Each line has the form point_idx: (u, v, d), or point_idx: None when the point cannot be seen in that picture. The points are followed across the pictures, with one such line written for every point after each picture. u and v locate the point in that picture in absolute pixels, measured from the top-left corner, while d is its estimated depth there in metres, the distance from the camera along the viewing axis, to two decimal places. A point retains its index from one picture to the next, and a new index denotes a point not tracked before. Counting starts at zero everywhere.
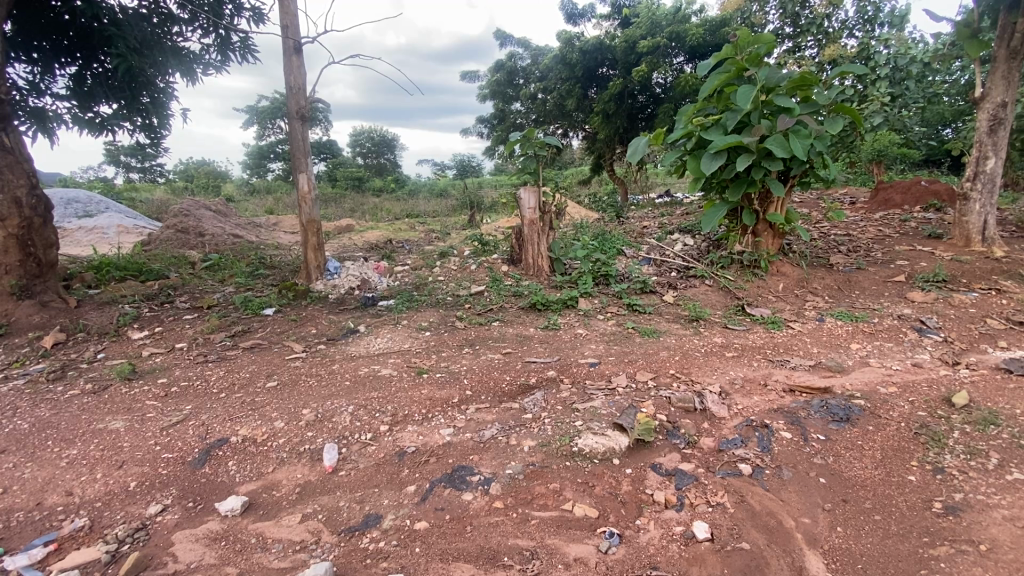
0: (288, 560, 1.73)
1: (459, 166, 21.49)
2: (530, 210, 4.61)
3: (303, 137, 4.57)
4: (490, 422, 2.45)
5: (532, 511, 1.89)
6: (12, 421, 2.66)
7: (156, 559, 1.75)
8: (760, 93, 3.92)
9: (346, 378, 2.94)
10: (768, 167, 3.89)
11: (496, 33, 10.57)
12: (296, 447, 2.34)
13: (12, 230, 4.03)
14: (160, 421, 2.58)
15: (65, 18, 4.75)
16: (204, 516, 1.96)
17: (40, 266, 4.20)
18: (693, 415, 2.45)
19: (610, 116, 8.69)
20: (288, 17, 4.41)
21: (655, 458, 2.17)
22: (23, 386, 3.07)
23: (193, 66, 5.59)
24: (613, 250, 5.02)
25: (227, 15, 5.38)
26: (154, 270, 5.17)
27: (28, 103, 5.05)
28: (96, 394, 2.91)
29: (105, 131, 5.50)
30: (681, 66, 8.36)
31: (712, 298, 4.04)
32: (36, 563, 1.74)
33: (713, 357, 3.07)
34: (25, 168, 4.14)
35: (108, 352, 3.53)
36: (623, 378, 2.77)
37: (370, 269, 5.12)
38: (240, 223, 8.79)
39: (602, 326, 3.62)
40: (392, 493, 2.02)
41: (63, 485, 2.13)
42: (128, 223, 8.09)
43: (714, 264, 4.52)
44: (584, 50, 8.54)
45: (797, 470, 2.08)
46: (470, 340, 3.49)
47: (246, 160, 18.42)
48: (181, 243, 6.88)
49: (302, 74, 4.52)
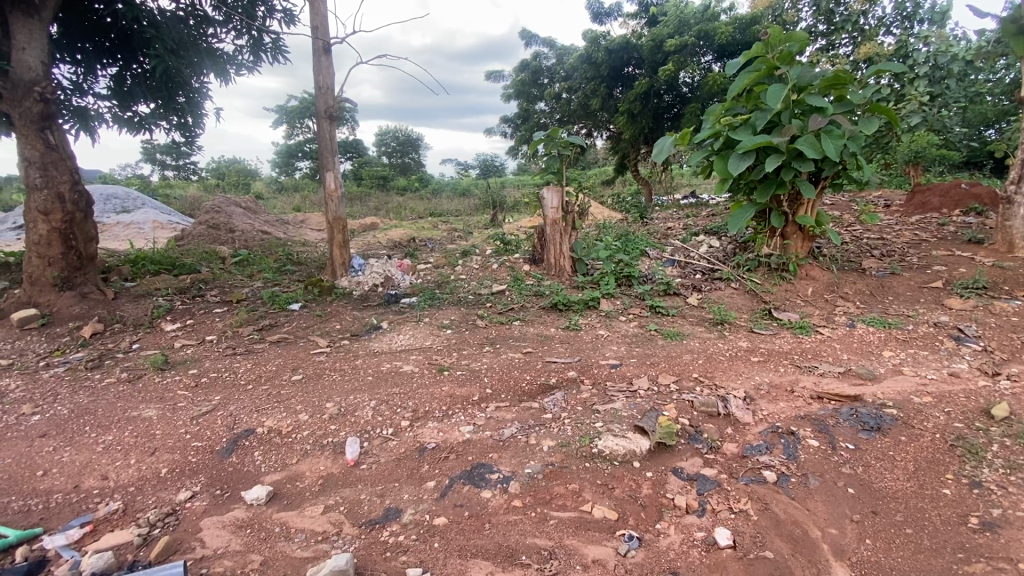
0: (310, 550, 1.77)
1: (482, 166, 21.52)
2: (552, 210, 4.63)
3: (330, 136, 4.66)
4: (509, 421, 2.45)
5: (550, 511, 1.89)
6: (53, 406, 2.79)
7: (185, 543, 1.81)
8: (792, 92, 3.83)
9: (369, 373, 2.99)
10: (798, 168, 3.80)
11: (522, 33, 10.59)
12: (320, 439, 2.38)
13: (55, 224, 4.24)
14: (191, 411, 2.66)
15: (107, 20, 4.95)
16: (230, 505, 2.01)
17: (81, 259, 4.38)
18: (716, 420, 2.42)
19: (635, 115, 8.62)
20: (318, 18, 4.49)
21: (677, 462, 2.13)
22: (63, 373, 3.22)
23: (226, 66, 5.72)
24: (636, 251, 4.97)
25: (260, 16, 5.50)
26: (187, 265, 5.34)
27: (71, 103, 5.30)
28: (131, 383, 3.03)
29: (143, 130, 5.72)
30: (709, 65, 8.22)
31: (739, 301, 3.97)
32: (73, 542, 1.83)
33: (738, 361, 3.01)
34: (69, 165, 4.31)
35: (142, 343, 3.66)
36: (644, 381, 2.74)
37: (393, 266, 5.16)
38: (268, 220, 9.00)
39: (625, 327, 3.59)
40: (412, 488, 2.04)
41: (100, 469, 2.22)
42: (163, 219, 8.36)
43: (740, 266, 4.43)
44: (610, 49, 8.51)
45: (824, 479, 2.03)
46: (491, 338, 3.51)
47: (274, 159, 18.86)
48: (212, 239, 7.07)
49: (330, 74, 4.61)
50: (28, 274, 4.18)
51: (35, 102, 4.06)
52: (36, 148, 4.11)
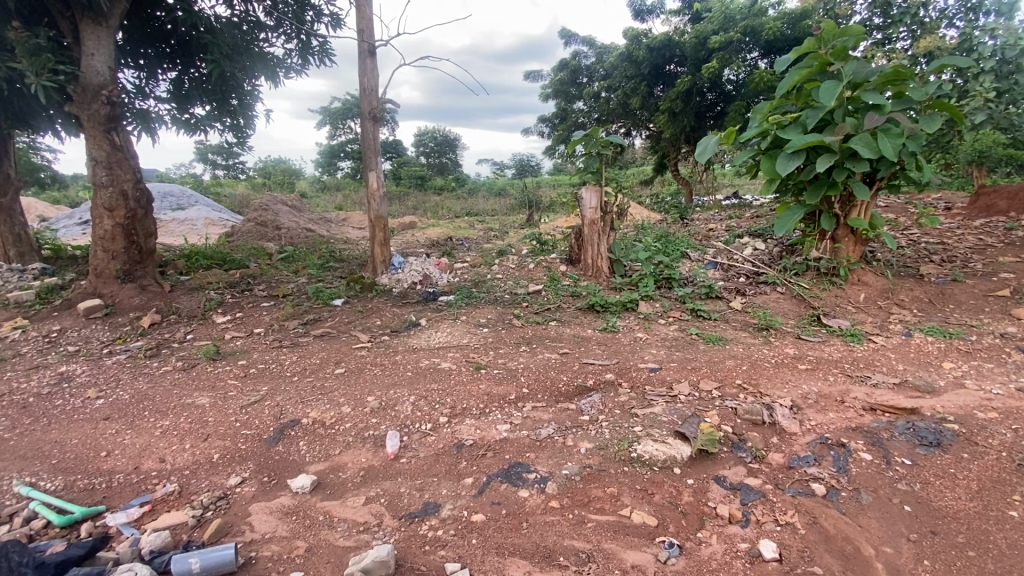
0: (352, 539, 1.81)
1: (518, 166, 21.59)
2: (591, 210, 4.59)
3: (373, 136, 4.77)
4: (546, 421, 2.45)
5: (588, 514, 1.87)
6: (116, 390, 2.97)
7: (235, 527, 1.89)
8: (846, 89, 3.66)
9: (408, 369, 3.05)
10: (851, 168, 3.62)
11: (562, 32, 10.54)
12: (361, 432, 2.44)
13: (119, 219, 4.51)
14: (240, 400, 2.78)
15: (168, 27, 5.23)
16: (277, 491, 2.09)
17: (141, 253, 4.64)
18: (761, 429, 2.34)
19: (676, 113, 8.43)
20: (364, 21, 4.61)
21: (719, 470, 2.08)
22: (125, 360, 3.42)
23: (277, 70, 5.93)
24: (676, 252, 4.88)
25: (309, 20, 5.68)
26: (236, 260, 5.57)
27: (135, 105, 5.64)
28: (186, 371, 3.19)
29: (199, 131, 6.02)
30: (755, 62, 7.97)
31: (785, 306, 3.83)
32: (133, 521, 1.94)
33: (784, 368, 2.90)
34: (131, 165, 4.58)
35: (195, 333, 3.85)
36: (685, 386, 2.68)
37: (431, 264, 5.24)
38: (312, 218, 9.31)
39: (664, 331, 3.52)
40: (450, 484, 2.07)
41: (158, 452, 2.35)
42: (215, 216, 8.78)
43: (787, 270, 4.27)
44: (651, 47, 8.38)
45: (878, 495, 1.93)
46: (528, 338, 3.50)
47: (318, 159, 19.47)
48: (260, 235, 7.36)
49: (375, 75, 4.72)
50: (94, 266, 4.47)
51: (102, 105, 4.33)
52: (103, 148, 4.39)
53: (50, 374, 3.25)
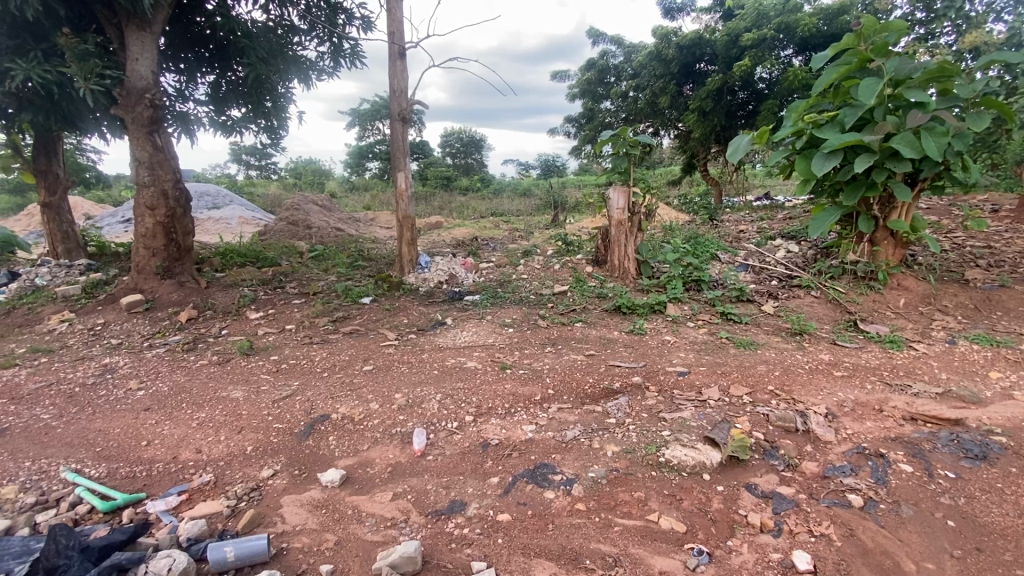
0: (380, 534, 1.84)
1: (544, 166, 21.59)
2: (618, 211, 4.55)
3: (402, 137, 4.83)
4: (572, 422, 2.43)
5: (615, 518, 1.85)
6: (156, 382, 3.09)
7: (268, 518, 1.94)
8: (887, 87, 3.52)
9: (434, 367, 3.07)
10: (892, 169, 3.48)
11: (590, 31, 10.47)
12: (389, 429, 2.47)
13: (160, 218, 4.68)
14: (272, 394, 2.85)
15: (207, 32, 5.41)
16: (308, 485, 2.13)
17: (179, 250, 4.81)
18: (794, 436, 2.27)
19: (706, 113, 8.28)
20: (394, 23, 4.67)
21: (750, 478, 2.03)
22: (164, 354, 3.56)
23: (309, 72, 6.07)
24: (706, 254, 4.79)
25: (340, 23, 5.79)
26: (269, 258, 5.72)
27: (175, 108, 5.87)
28: (221, 365, 3.29)
29: (235, 133, 6.22)
30: (789, 60, 7.77)
31: (820, 310, 3.71)
32: (172, 508, 2.02)
33: (819, 375, 2.81)
34: (171, 165, 4.75)
35: (230, 329, 3.97)
36: (715, 391, 2.62)
37: (458, 264, 5.27)
38: (341, 217, 9.50)
39: (693, 334, 3.45)
40: (476, 482, 2.07)
41: (195, 443, 2.43)
42: (249, 215, 9.04)
43: (822, 274, 4.15)
44: (681, 45, 8.25)
45: (919, 509, 1.85)
46: (553, 339, 3.49)
47: (347, 159, 19.86)
48: (292, 234, 7.54)
49: (404, 77, 4.78)
50: (136, 263, 4.65)
51: (145, 108, 4.51)
52: (146, 149, 4.57)
53: (95, 365, 3.40)
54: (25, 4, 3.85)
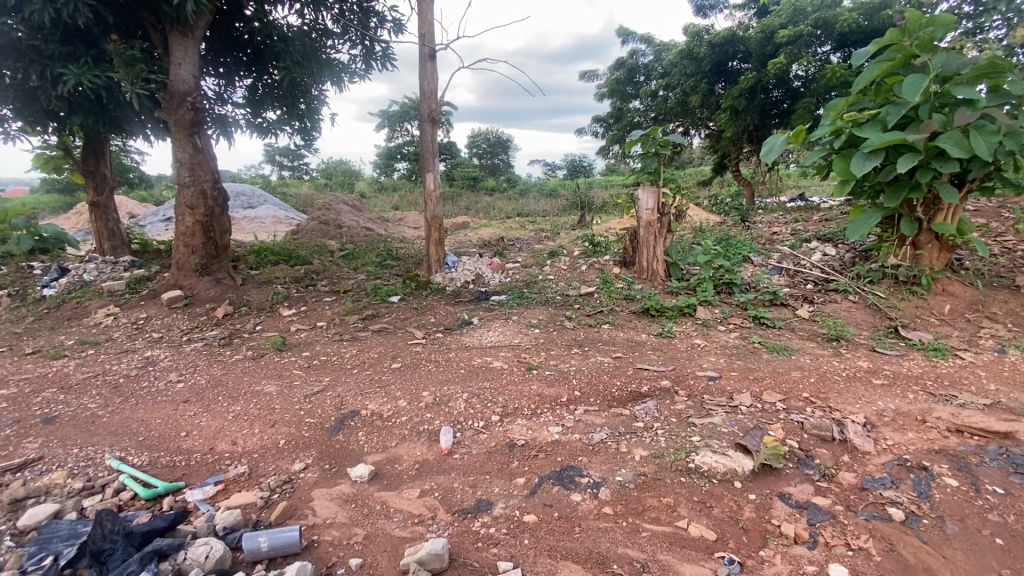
0: (408, 530, 1.87)
1: (571, 166, 21.51)
2: (648, 211, 4.49)
3: (432, 138, 4.88)
4: (599, 425, 2.41)
5: (643, 523, 1.83)
6: (194, 375, 3.21)
7: (300, 510, 1.99)
8: (933, 83, 3.37)
9: (461, 367, 3.09)
10: (938, 169, 3.33)
11: (619, 30, 10.38)
12: (417, 426, 2.50)
13: (199, 217, 4.86)
14: (304, 389, 2.92)
15: (246, 37, 5.57)
16: (337, 479, 2.18)
17: (217, 248, 4.97)
18: (831, 445, 2.20)
19: (739, 112, 8.09)
20: (425, 26, 4.73)
21: (784, 487, 1.97)
22: (202, 348, 3.69)
23: (342, 75, 6.19)
24: (737, 257, 4.69)
25: (372, 26, 5.89)
26: (301, 257, 5.86)
27: (215, 110, 6.07)
28: (256, 360, 3.39)
29: (271, 134, 6.40)
30: (826, 56, 7.53)
31: (858, 316, 3.59)
32: (209, 498, 2.09)
33: (856, 383, 2.71)
34: (210, 166, 4.92)
35: (264, 325, 4.09)
36: (746, 397, 2.56)
37: (484, 264, 5.30)
38: (370, 217, 9.66)
39: (725, 338, 3.38)
40: (503, 482, 2.08)
41: (231, 435, 2.51)
42: (282, 215, 9.28)
43: (861, 278, 4.00)
44: (713, 43, 8.10)
45: (964, 525, 1.76)
46: (580, 340, 3.47)
47: (376, 160, 20.20)
48: (323, 233, 7.71)
49: (434, 79, 4.83)
50: (176, 260, 4.83)
51: (187, 110, 4.69)
52: (187, 151, 4.75)
53: (137, 357, 3.56)
54: (78, 12, 4.04)
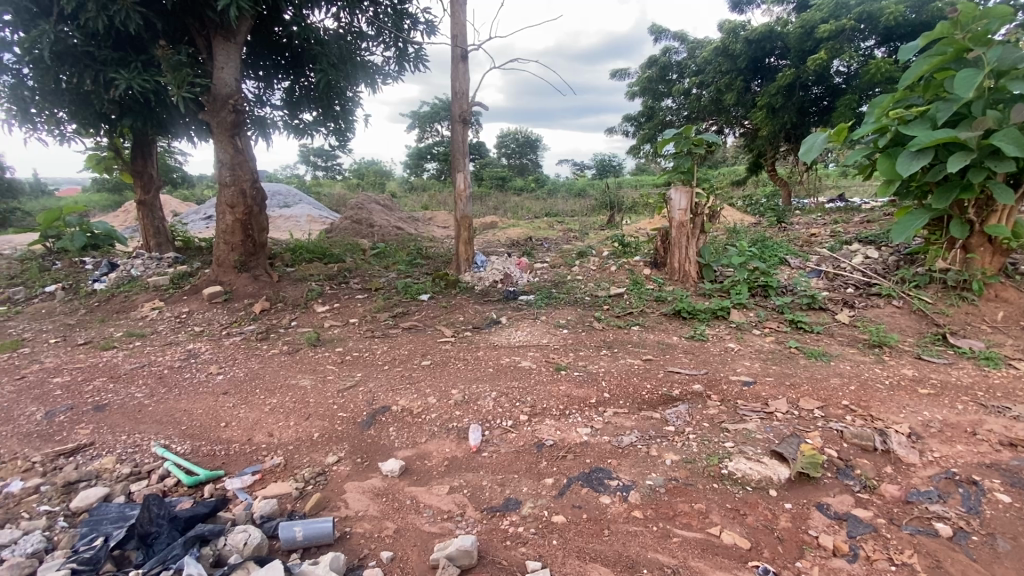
0: (437, 526, 1.89)
1: (599, 166, 21.36)
2: (680, 212, 4.42)
3: (462, 138, 4.92)
4: (629, 428, 2.39)
5: (673, 528, 1.80)
6: (233, 368, 3.33)
7: (332, 501, 2.04)
8: (988, 78, 3.20)
9: (489, 365, 3.11)
10: (993, 168, 3.16)
11: (652, 28, 10.23)
12: (446, 423, 2.53)
13: (239, 215, 5.03)
14: (337, 384, 2.99)
15: (284, 42, 5.74)
16: (368, 473, 2.22)
17: (255, 246, 5.14)
18: (872, 456, 2.12)
19: (776, 110, 7.86)
20: (458, 27, 4.77)
21: (822, 497, 1.91)
22: (241, 342, 3.82)
23: (375, 77, 6.31)
24: (773, 259, 4.56)
25: (406, 28, 5.98)
26: (334, 255, 5.99)
27: (254, 112, 6.28)
28: (291, 355, 3.50)
29: (307, 135, 6.56)
30: (870, 51, 7.25)
31: (902, 322, 3.44)
32: (246, 487, 2.16)
33: (900, 392, 2.60)
34: (250, 166, 5.09)
35: (299, 321, 4.20)
36: (782, 404, 2.49)
37: (513, 264, 5.32)
38: (401, 216, 9.81)
39: (759, 342, 3.30)
40: (531, 482, 2.08)
41: (267, 427, 2.59)
42: (316, 214, 9.51)
43: (906, 282, 3.84)
44: (749, 40, 7.90)
45: (1018, 544, 1.67)
46: (609, 342, 3.44)
47: (406, 160, 20.49)
48: (355, 232, 7.88)
49: (466, 79, 4.87)
50: (217, 257, 5.02)
51: (229, 113, 4.86)
52: (228, 151, 4.92)
53: (180, 350, 3.71)
54: (129, 19, 4.24)
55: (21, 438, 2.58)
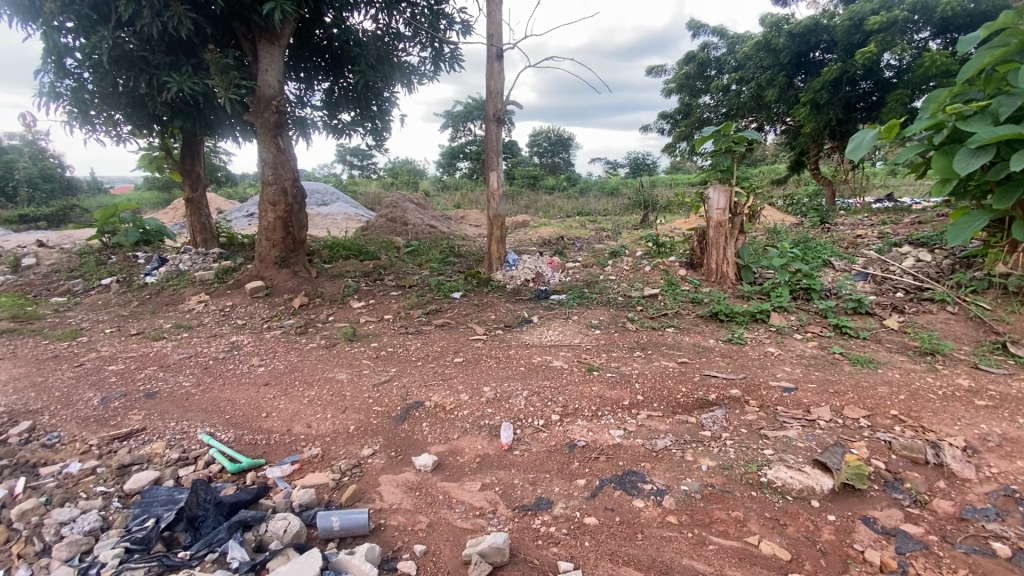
0: (470, 522, 1.90)
1: (633, 165, 21.05)
2: (718, 211, 4.32)
3: (496, 137, 4.93)
4: (663, 432, 2.35)
5: (709, 536, 1.76)
6: (274, 360, 3.44)
7: (368, 493, 2.09)
8: None
9: (521, 364, 3.11)
10: None
11: (690, 23, 10.00)
12: (478, 420, 2.55)
13: (280, 213, 5.20)
14: (372, 379, 3.06)
15: (325, 44, 5.89)
16: (402, 467, 2.26)
17: (294, 243, 5.29)
18: (923, 469, 2.02)
19: (820, 106, 7.56)
20: (494, 26, 4.78)
21: (867, 510, 1.83)
22: (281, 335, 3.95)
23: (412, 77, 6.40)
24: (817, 261, 4.40)
25: (442, 28, 6.03)
26: (370, 252, 6.12)
27: (296, 113, 6.48)
28: (328, 349, 3.59)
29: (345, 135, 6.72)
30: (924, 43, 6.88)
31: (957, 329, 3.26)
32: (286, 476, 2.24)
33: (955, 403, 2.46)
34: (291, 165, 5.25)
35: (336, 316, 4.31)
36: (825, 411, 2.40)
37: (544, 263, 5.30)
38: (434, 215, 9.92)
39: (801, 347, 3.19)
40: (563, 482, 2.07)
41: (306, 418, 2.67)
42: (352, 212, 9.73)
43: (962, 287, 3.63)
44: (793, 34, 7.63)
45: None
46: (642, 343, 3.39)
47: (439, 159, 20.72)
48: (390, 230, 8.02)
49: (500, 78, 4.88)
50: (259, 253, 5.20)
51: (272, 113, 5.03)
52: (271, 151, 5.09)
53: (225, 342, 3.87)
54: (181, 25, 4.44)
55: (80, 422, 2.74)
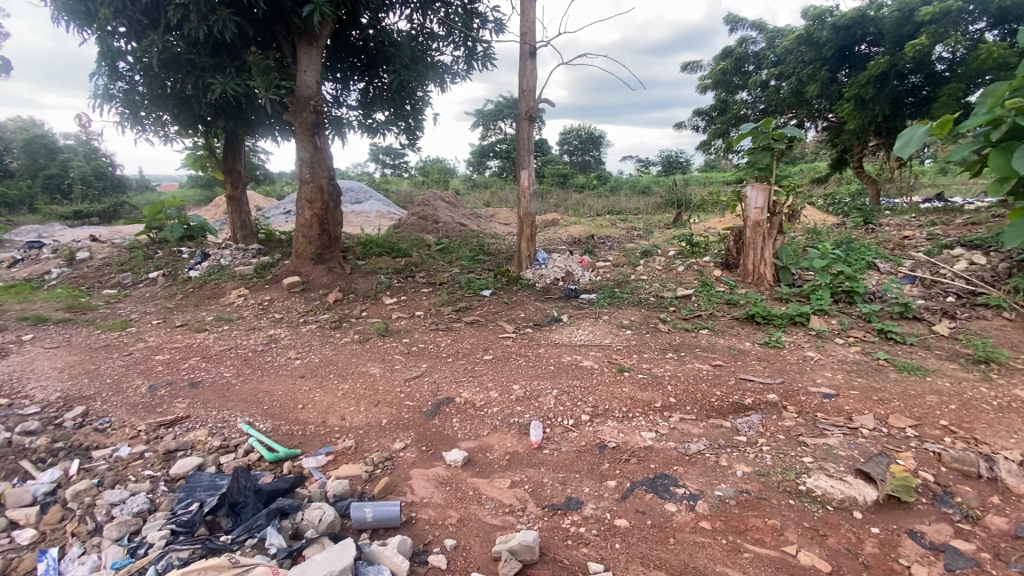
0: (499, 518, 1.91)
1: (665, 163, 20.70)
2: (756, 211, 4.20)
3: (528, 136, 4.93)
4: (696, 435, 2.30)
5: (745, 543, 1.71)
6: (309, 354, 3.54)
7: (399, 486, 2.13)
8: None
9: (551, 363, 3.11)
10: None
11: (728, 18, 9.76)
12: (508, 418, 2.55)
13: (316, 210, 5.33)
14: (404, 374, 3.11)
15: (361, 45, 6.01)
16: (433, 461, 2.29)
17: (330, 240, 5.41)
18: (975, 483, 1.91)
19: (865, 101, 7.25)
20: (527, 24, 4.77)
21: (914, 524, 1.75)
22: (316, 329, 4.06)
23: (445, 76, 6.45)
24: (861, 263, 4.23)
25: (475, 27, 6.05)
26: (402, 250, 6.21)
27: (332, 113, 6.63)
28: (361, 344, 3.66)
29: (379, 134, 6.84)
30: (980, 34, 6.52)
31: (1014, 336, 3.08)
32: (321, 467, 2.30)
33: (1011, 414, 2.32)
34: (327, 164, 5.38)
35: (368, 311, 4.40)
36: (869, 419, 2.31)
37: (575, 262, 5.27)
38: (465, 213, 9.99)
39: (842, 352, 3.07)
40: (593, 483, 2.06)
41: (340, 411, 2.74)
42: (385, 210, 9.90)
43: (1020, 291, 3.42)
44: (837, 26, 7.34)
45: None
46: (674, 345, 3.33)
47: (470, 158, 20.86)
48: (421, 227, 8.12)
49: (533, 76, 4.87)
50: (296, 249, 5.34)
51: (310, 113, 5.16)
52: (308, 150, 5.23)
53: (263, 335, 4.00)
54: (226, 29, 4.60)
55: (129, 409, 2.88)
